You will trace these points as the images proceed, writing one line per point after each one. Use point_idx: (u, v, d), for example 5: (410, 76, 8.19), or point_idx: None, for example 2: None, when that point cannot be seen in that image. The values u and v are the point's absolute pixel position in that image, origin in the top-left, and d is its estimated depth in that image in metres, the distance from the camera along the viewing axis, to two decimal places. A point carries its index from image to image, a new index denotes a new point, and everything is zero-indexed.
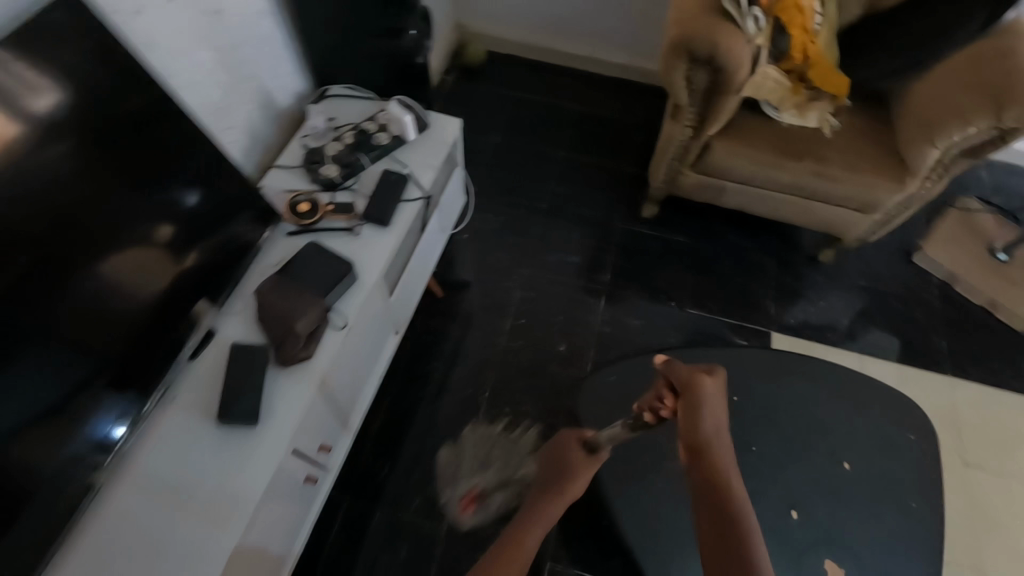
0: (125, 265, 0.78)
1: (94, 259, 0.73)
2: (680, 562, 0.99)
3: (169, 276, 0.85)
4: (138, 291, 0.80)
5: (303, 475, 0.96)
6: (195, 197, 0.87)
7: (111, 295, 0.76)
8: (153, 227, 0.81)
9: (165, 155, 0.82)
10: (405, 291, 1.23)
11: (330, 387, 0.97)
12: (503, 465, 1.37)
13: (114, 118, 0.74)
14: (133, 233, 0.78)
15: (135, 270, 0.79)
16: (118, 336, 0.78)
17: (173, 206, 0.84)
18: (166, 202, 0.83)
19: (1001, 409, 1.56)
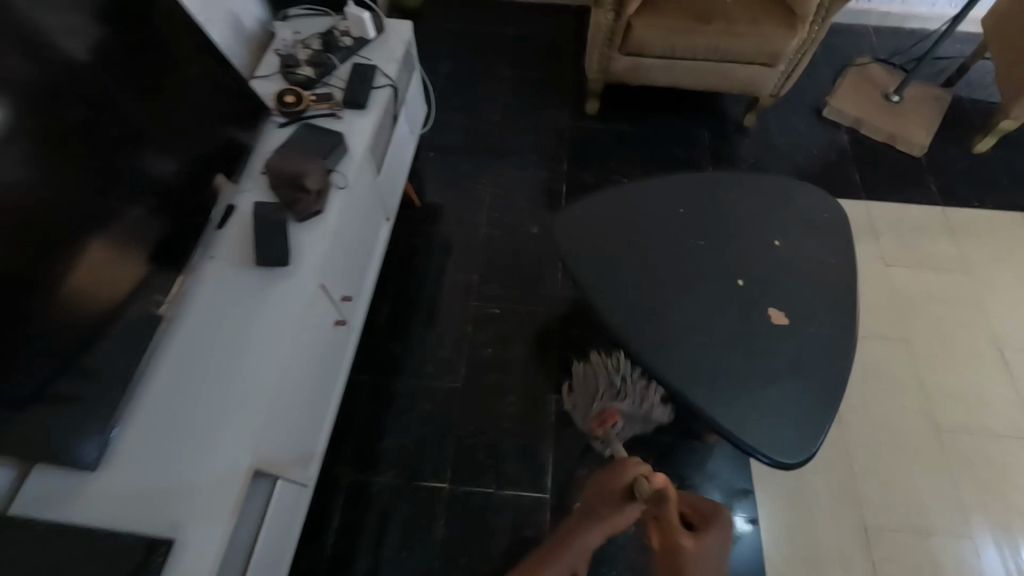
0: (94, 258, 0.83)
1: (59, 261, 0.78)
2: (672, 341, 1.13)
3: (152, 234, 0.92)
4: (118, 269, 0.87)
5: (332, 317, 1.12)
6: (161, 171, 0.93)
7: (123, 250, 0.88)
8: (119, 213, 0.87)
9: (124, 136, 0.86)
10: (388, 180, 1.39)
11: (342, 241, 1.13)
12: (502, 328, 1.55)
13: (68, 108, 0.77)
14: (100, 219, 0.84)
15: (108, 259, 0.85)
16: (107, 302, 0.86)
17: (143, 184, 0.90)
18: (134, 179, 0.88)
19: (915, 219, 1.79)
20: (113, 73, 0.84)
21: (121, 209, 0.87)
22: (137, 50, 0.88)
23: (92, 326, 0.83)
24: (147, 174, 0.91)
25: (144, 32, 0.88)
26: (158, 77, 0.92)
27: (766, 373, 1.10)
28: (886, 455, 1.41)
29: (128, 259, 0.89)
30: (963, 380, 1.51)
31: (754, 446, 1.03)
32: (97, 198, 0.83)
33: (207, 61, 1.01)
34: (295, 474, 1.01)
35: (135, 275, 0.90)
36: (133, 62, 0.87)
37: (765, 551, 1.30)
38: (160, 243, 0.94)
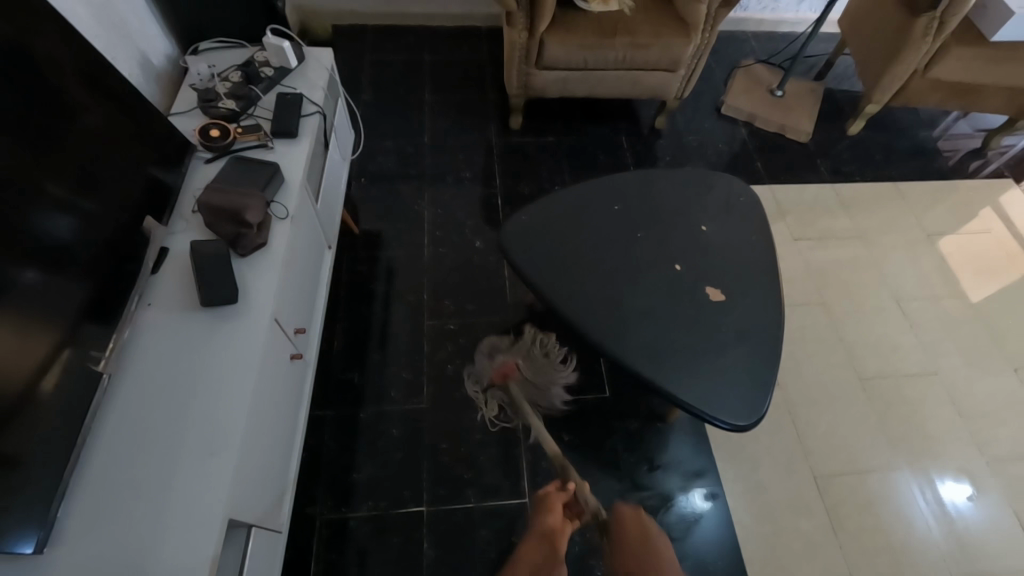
0: (1, 334, 0.71)
1: None
2: (627, 325, 1.19)
3: (59, 296, 0.81)
4: (26, 346, 0.75)
5: (290, 351, 1.09)
6: (64, 227, 0.83)
7: (31, 321, 0.76)
8: (15, 279, 0.74)
9: (20, 194, 0.76)
10: (327, 208, 1.37)
11: (291, 272, 1.10)
12: (460, 343, 1.56)
13: None
14: (1, 288, 0.72)
15: (16, 334, 0.73)
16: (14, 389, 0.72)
17: (44, 245, 0.79)
18: (35, 241, 0.78)
19: (812, 197, 2.01)
20: (16, 122, 0.75)
21: (24, 269, 0.76)
22: (35, 94, 0.78)
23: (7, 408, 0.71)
24: (48, 235, 0.80)
25: (40, 73, 0.79)
26: (55, 121, 0.82)
27: (715, 346, 1.19)
28: (822, 407, 1.56)
29: (38, 328, 0.77)
30: (872, 332, 1.71)
31: (714, 415, 1.11)
32: (3, 255, 0.72)
33: (104, 100, 0.92)
34: (267, 519, 0.97)
35: (43, 350, 0.77)
36: (27, 107, 0.77)
37: (732, 522, 1.38)
38: (75, 308, 0.83)
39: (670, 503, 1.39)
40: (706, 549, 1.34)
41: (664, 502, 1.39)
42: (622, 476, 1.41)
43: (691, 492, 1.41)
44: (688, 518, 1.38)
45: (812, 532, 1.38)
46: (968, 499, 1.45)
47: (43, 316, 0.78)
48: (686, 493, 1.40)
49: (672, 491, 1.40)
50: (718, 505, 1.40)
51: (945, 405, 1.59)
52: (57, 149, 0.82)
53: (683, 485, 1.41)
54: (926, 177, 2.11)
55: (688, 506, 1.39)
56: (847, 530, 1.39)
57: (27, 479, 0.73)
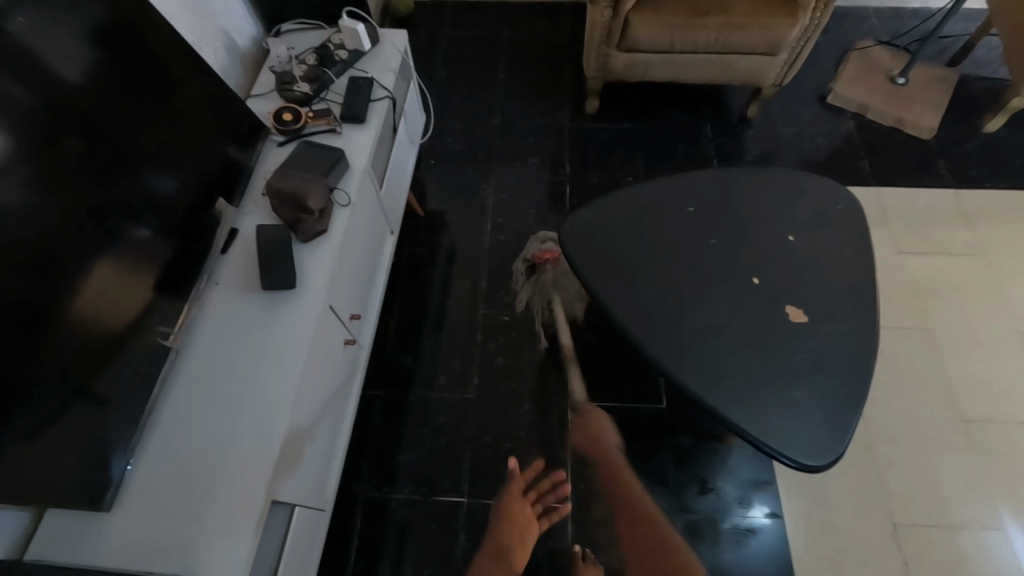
0: (101, 290, 0.81)
1: (74, 296, 0.77)
2: (688, 341, 1.10)
3: (154, 267, 0.90)
4: (121, 306, 0.84)
5: (342, 336, 1.11)
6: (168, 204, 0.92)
7: (130, 283, 0.86)
8: (121, 246, 0.84)
9: (129, 170, 0.84)
10: (391, 193, 1.37)
11: (349, 259, 1.12)
12: (513, 336, 1.53)
13: (91, 147, 0.78)
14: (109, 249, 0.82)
15: (115, 293, 0.83)
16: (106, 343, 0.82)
17: (151, 217, 0.89)
18: (144, 211, 0.87)
19: (927, 204, 1.76)
20: (128, 102, 0.84)
21: (114, 241, 0.83)
22: (146, 78, 0.87)
23: (82, 374, 0.78)
24: (147, 212, 0.88)
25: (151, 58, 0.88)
26: (161, 104, 0.90)
27: (787, 373, 1.07)
28: (911, 446, 1.39)
29: (139, 288, 0.87)
30: (986, 367, 1.48)
31: (778, 449, 1.01)
32: (111, 221, 0.82)
33: (204, 85, 0.99)
34: (310, 499, 1.01)
35: (119, 322, 0.84)
36: (138, 92, 0.85)
37: (790, 540, 1.29)
38: (153, 283, 0.89)
39: (726, 514, 1.31)
40: (759, 562, 1.26)
41: (717, 517, 1.31)
42: (669, 493, 1.34)
43: (750, 505, 1.32)
44: (743, 530, 1.30)
45: None
46: None
47: (119, 293, 0.84)
48: (744, 505, 1.32)
49: (726, 513, 1.32)
50: (778, 523, 1.30)
51: None
52: (147, 132, 0.87)
53: (741, 498, 1.33)
54: None
55: (746, 519, 1.31)
56: None
57: (97, 442, 0.80)
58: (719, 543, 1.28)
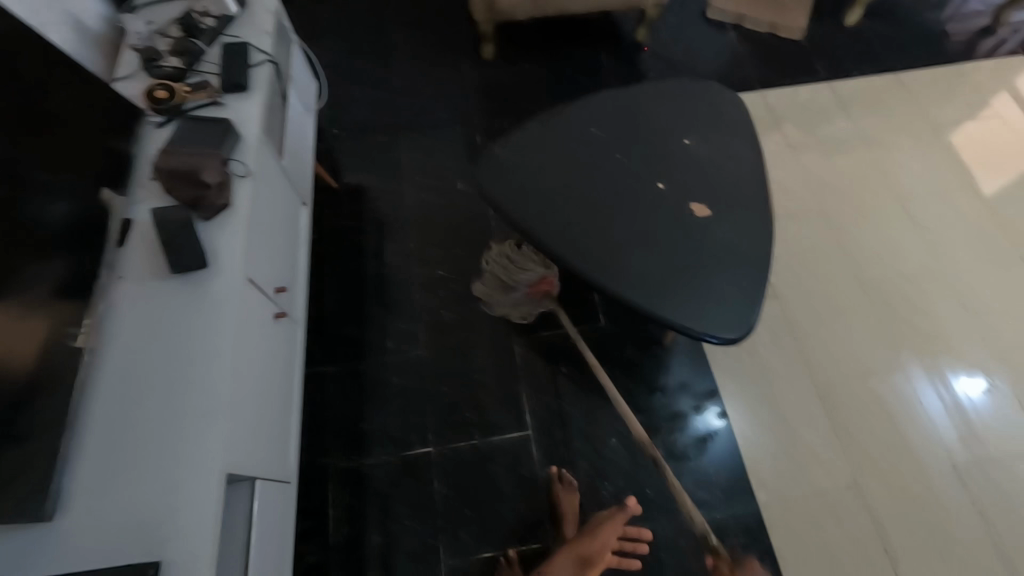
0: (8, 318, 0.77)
1: None
2: (612, 252, 1.16)
3: (49, 276, 0.84)
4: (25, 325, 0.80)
5: (271, 311, 1.09)
6: (57, 212, 0.87)
7: (28, 300, 0.81)
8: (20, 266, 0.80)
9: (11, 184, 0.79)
10: (295, 163, 1.33)
11: (262, 231, 1.08)
12: (452, 288, 1.55)
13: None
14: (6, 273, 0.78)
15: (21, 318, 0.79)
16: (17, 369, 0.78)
17: (37, 228, 0.84)
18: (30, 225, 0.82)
19: (808, 100, 1.91)
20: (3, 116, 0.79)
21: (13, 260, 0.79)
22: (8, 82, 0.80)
23: (6, 407, 0.75)
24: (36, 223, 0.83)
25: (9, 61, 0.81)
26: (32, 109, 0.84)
27: (703, 261, 1.16)
28: (823, 316, 1.54)
29: (39, 308, 0.82)
30: (875, 236, 1.66)
31: (703, 330, 1.10)
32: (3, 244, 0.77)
33: (71, 82, 0.92)
34: (272, 470, 1.01)
35: (33, 344, 0.80)
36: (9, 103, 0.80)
37: (741, 438, 1.40)
38: (50, 288, 0.84)
39: (683, 425, 1.41)
40: (716, 467, 1.36)
41: (675, 423, 1.41)
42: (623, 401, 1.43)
43: (705, 412, 1.42)
44: (703, 437, 1.40)
45: (815, 442, 1.39)
46: (982, 392, 1.44)
47: (26, 321, 0.80)
48: (699, 412, 1.42)
49: (676, 407, 1.43)
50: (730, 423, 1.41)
51: (951, 302, 1.56)
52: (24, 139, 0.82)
53: (697, 406, 1.43)
54: (932, 64, 1.97)
55: (703, 425, 1.41)
56: (848, 433, 1.40)
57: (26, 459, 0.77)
58: (683, 457, 1.37)
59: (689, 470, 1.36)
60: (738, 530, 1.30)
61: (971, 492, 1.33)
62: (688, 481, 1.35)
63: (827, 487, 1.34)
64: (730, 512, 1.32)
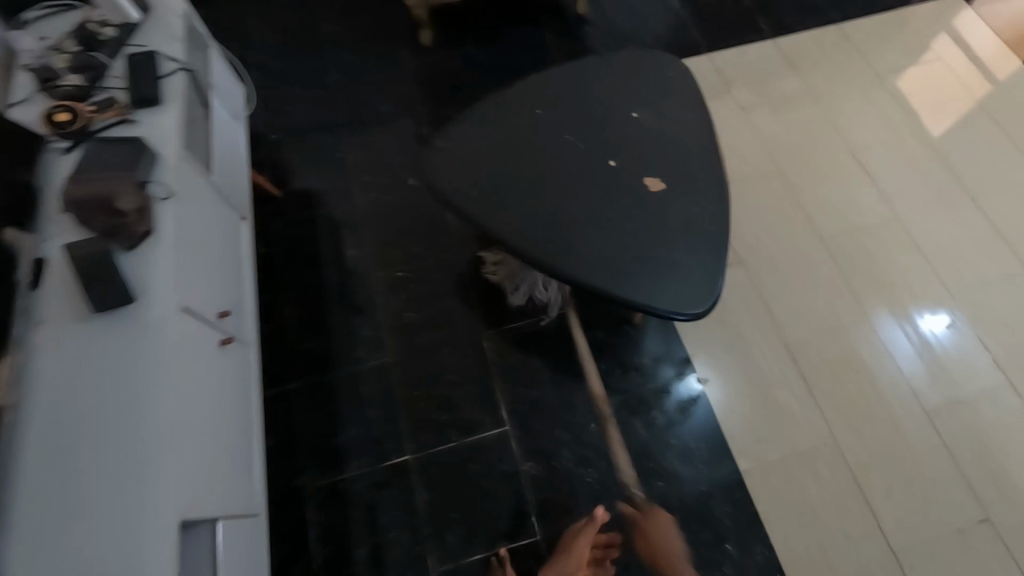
0: None
1: None
2: (569, 236, 1.13)
3: None
4: None
5: (215, 338, 1.02)
6: None
7: None
8: None
9: None
10: (227, 176, 1.25)
11: (194, 255, 1.01)
12: (413, 288, 1.49)
13: None
14: None
15: None
16: None
17: None
18: None
19: (754, 59, 1.89)
20: None
21: None
22: None
23: None
24: None
25: None
26: None
27: (661, 237, 1.13)
28: (787, 276, 1.55)
29: None
30: (830, 191, 1.66)
31: (673, 310, 1.07)
32: None
33: None
34: (234, 507, 0.95)
35: None
36: None
37: (719, 406, 1.40)
38: None
39: (667, 393, 1.41)
40: (700, 431, 1.36)
41: (658, 391, 1.41)
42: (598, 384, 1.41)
43: (687, 376, 1.43)
44: (686, 402, 1.40)
45: (790, 402, 1.40)
46: (945, 327, 1.47)
47: None
48: (682, 378, 1.42)
49: (652, 384, 1.42)
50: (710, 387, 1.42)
51: (908, 249, 1.57)
52: None
53: (679, 372, 1.43)
54: (871, 12, 1.97)
55: (686, 390, 1.41)
56: (820, 389, 1.41)
57: None
58: (669, 423, 1.37)
59: (673, 440, 1.36)
60: (723, 499, 1.30)
61: (942, 433, 1.36)
62: (670, 456, 1.34)
63: (804, 446, 1.35)
64: (714, 482, 1.32)
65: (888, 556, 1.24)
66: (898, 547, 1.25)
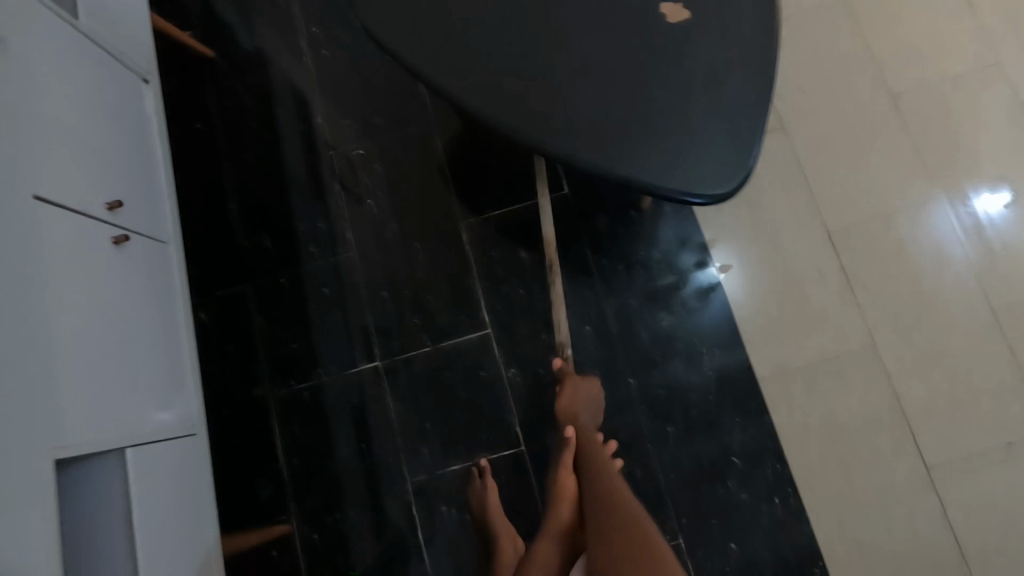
0: None
1: None
2: (551, 92, 0.83)
3: None
4: None
5: (105, 235, 0.82)
6: None
7: None
8: None
9: None
10: (110, 23, 0.96)
11: (53, 126, 0.77)
12: (373, 168, 1.24)
13: None
14: None
15: None
16: None
17: None
18: None
19: None
20: None
21: None
22: None
23: None
24: None
25: None
26: None
27: (675, 89, 0.83)
28: (839, 145, 1.22)
29: None
30: (913, 28, 1.26)
31: (681, 188, 0.80)
32: None
33: None
34: (152, 428, 0.82)
35: None
36: None
37: (738, 304, 1.18)
38: None
39: (684, 282, 1.19)
40: (711, 326, 1.17)
41: (676, 278, 1.19)
42: (595, 281, 1.19)
43: (708, 266, 1.20)
44: (703, 292, 1.19)
45: (823, 301, 1.17)
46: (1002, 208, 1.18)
47: None
48: (703, 268, 1.20)
49: (658, 280, 1.19)
50: (732, 276, 1.19)
51: (1006, 105, 1.21)
52: None
53: (700, 260, 1.20)
54: None
55: (705, 278, 1.19)
56: (864, 285, 1.17)
57: None
58: (684, 311, 1.18)
59: (682, 332, 1.17)
60: (734, 410, 1.13)
61: (1007, 336, 1.13)
62: (675, 363, 1.16)
63: (835, 352, 1.15)
64: (725, 392, 1.14)
65: (920, 473, 1.08)
66: (934, 463, 1.08)
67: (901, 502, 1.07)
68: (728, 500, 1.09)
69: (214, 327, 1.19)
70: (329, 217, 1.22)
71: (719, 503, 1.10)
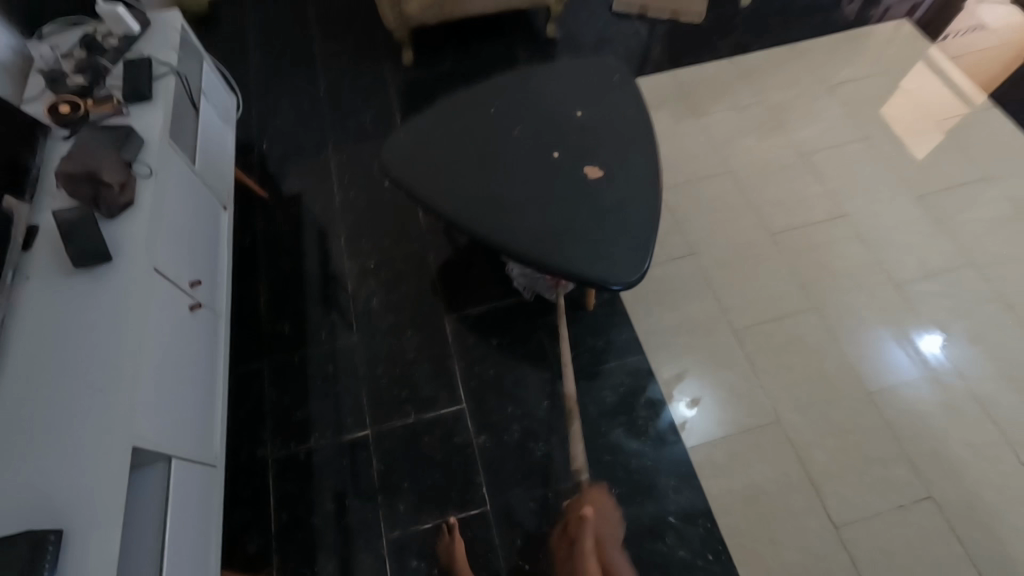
0: None
1: None
2: (509, 216, 1.23)
3: None
4: None
5: (186, 303, 1.12)
6: None
7: None
8: None
9: None
10: (210, 169, 1.39)
11: (170, 227, 1.13)
12: (379, 275, 1.60)
13: None
14: None
15: None
16: None
17: None
18: None
19: (712, 71, 2.03)
20: None
21: None
22: None
23: None
24: None
25: None
26: None
27: (595, 216, 1.23)
28: (737, 269, 1.62)
29: None
30: (781, 190, 1.76)
31: (602, 278, 1.16)
32: None
33: None
34: (190, 451, 1.03)
35: None
36: None
37: (705, 433, 1.39)
38: None
39: (657, 412, 1.41)
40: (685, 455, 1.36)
41: (649, 410, 1.42)
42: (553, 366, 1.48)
43: (676, 402, 1.43)
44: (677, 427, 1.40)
45: (737, 384, 1.45)
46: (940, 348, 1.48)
47: None
48: (671, 405, 1.42)
49: (603, 365, 1.48)
50: (699, 411, 1.42)
51: (856, 243, 1.65)
52: None
53: (668, 397, 1.43)
54: (824, 31, 2.11)
55: (675, 415, 1.41)
56: (767, 373, 1.46)
57: None
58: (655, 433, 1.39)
59: (626, 409, 1.42)
60: (669, 473, 1.34)
61: (884, 414, 1.40)
62: (618, 432, 1.39)
63: (749, 425, 1.40)
64: (661, 459, 1.36)
65: (829, 530, 1.27)
66: (839, 522, 1.28)
67: (816, 557, 1.25)
68: (669, 561, 1.25)
69: (233, 396, 1.44)
70: (341, 312, 1.54)
71: (661, 557, 1.26)
